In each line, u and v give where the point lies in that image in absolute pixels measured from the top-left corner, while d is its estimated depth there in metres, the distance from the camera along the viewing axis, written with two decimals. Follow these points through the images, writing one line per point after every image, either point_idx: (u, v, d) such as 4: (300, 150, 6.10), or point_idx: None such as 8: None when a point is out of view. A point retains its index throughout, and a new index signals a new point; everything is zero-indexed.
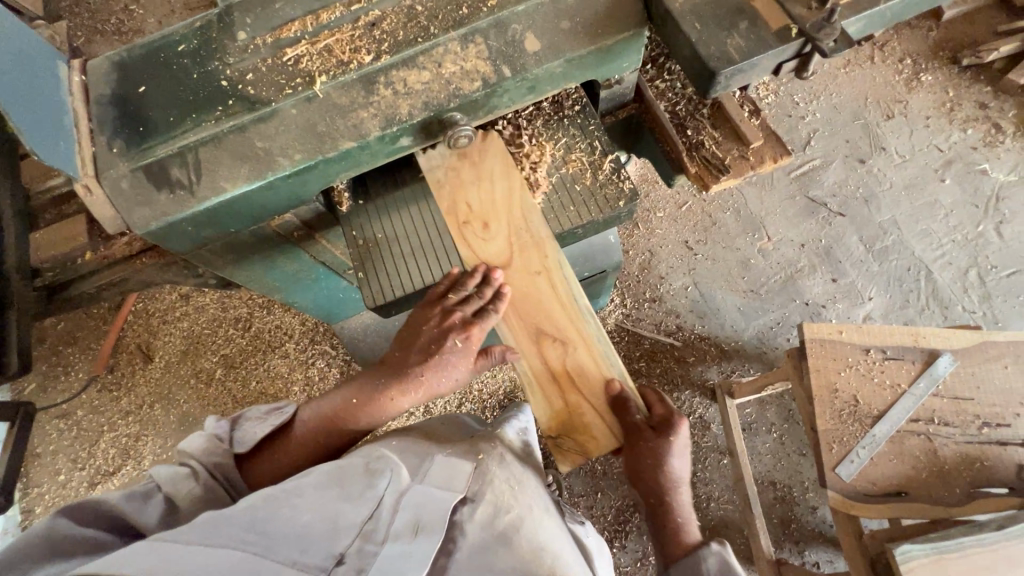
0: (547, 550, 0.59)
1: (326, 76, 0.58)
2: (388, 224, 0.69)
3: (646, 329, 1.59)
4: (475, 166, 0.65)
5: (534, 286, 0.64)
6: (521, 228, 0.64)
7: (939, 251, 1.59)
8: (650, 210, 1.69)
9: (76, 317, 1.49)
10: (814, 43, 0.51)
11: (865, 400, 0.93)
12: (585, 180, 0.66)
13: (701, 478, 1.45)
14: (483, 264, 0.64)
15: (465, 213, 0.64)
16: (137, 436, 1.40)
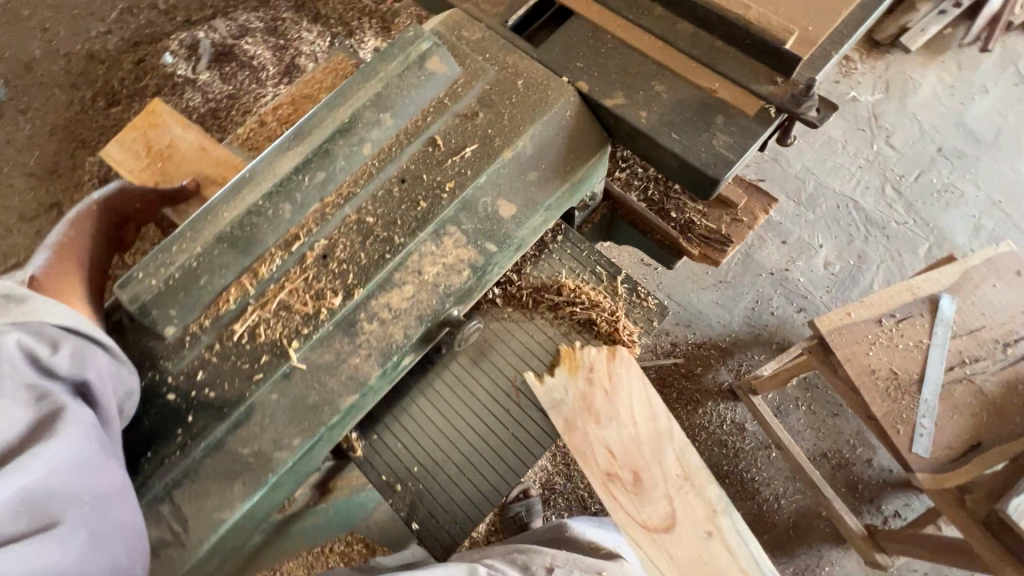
0: None
1: (298, 339, 0.48)
2: (417, 446, 0.58)
3: (646, 358, 1.56)
4: (610, 401, 0.55)
5: (709, 552, 0.53)
6: (675, 475, 0.55)
7: (854, 181, 1.71)
8: None
9: None
10: (795, 116, 0.49)
11: (901, 368, 0.94)
12: (610, 310, 0.59)
13: (761, 481, 1.44)
14: (648, 533, 0.52)
15: (612, 464, 0.54)
16: None
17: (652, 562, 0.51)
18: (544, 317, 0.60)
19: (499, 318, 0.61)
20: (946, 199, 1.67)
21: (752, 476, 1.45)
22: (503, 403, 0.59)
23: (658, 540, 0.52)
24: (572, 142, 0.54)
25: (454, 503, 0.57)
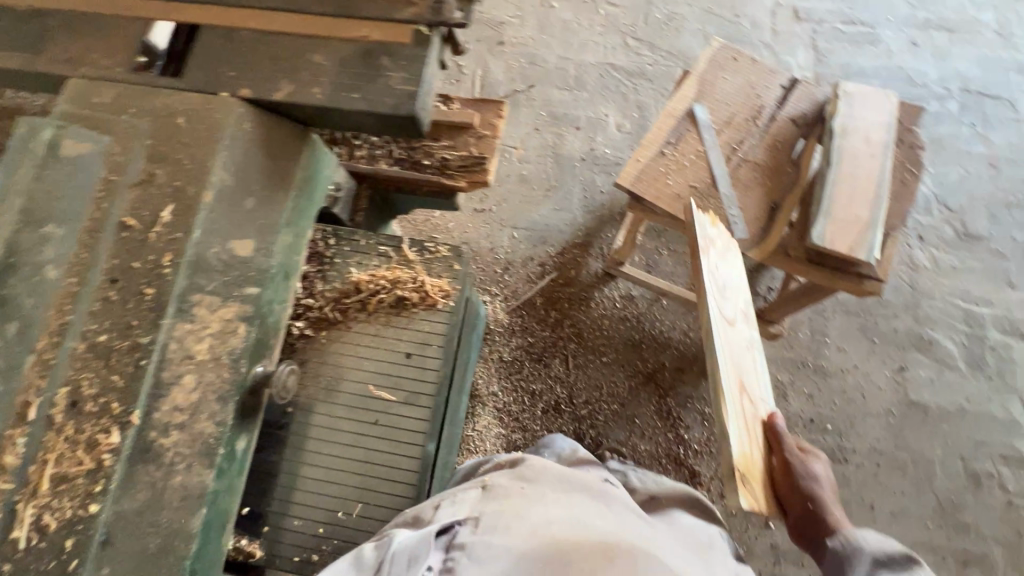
0: (545, 533, 0.65)
1: (132, 431, 0.57)
2: (318, 461, 0.74)
3: (526, 289, 1.64)
4: (718, 238, 0.98)
5: (740, 347, 0.93)
6: (738, 309, 0.97)
7: (602, 47, 1.85)
8: (430, 216, 1.71)
9: None
10: (445, 24, 0.57)
11: (696, 180, 1.06)
12: (401, 276, 0.78)
13: (668, 329, 1.58)
14: (722, 319, 0.90)
15: (717, 273, 0.94)
16: None
17: (720, 335, 0.87)
18: (372, 316, 0.78)
19: (337, 335, 0.77)
20: (676, 26, 1.86)
21: (659, 329, 1.59)
22: (379, 399, 0.76)
23: (727, 328, 0.92)
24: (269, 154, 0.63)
25: (369, 479, 0.74)
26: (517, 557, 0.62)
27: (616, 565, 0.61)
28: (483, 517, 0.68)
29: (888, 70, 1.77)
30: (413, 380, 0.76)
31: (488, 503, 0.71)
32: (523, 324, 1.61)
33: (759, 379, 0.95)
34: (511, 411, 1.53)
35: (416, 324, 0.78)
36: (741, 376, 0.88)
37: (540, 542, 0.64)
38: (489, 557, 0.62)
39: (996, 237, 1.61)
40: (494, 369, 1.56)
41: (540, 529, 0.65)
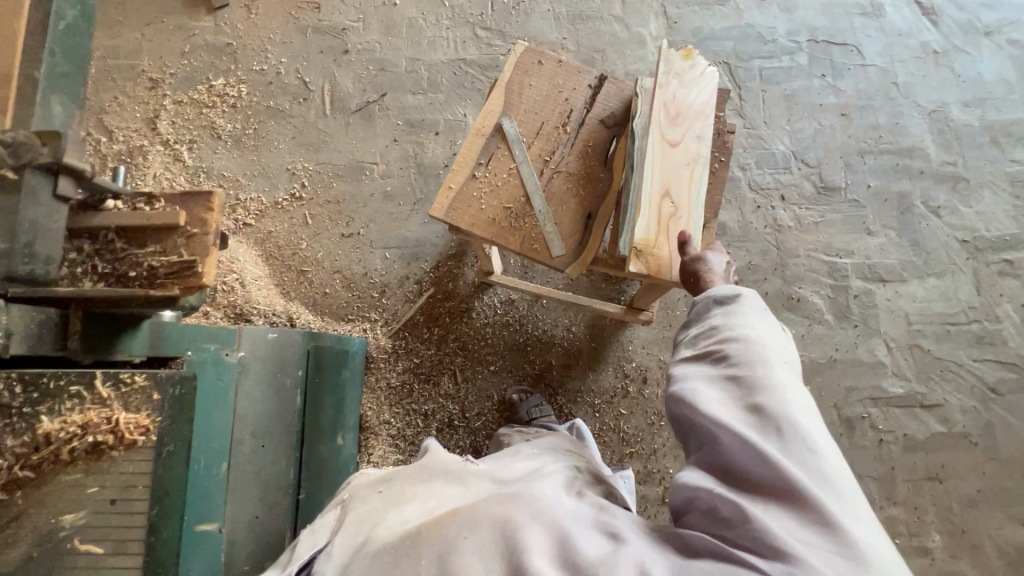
0: (398, 520, 0.70)
1: None
2: None
3: (405, 309, 1.60)
4: (683, 82, 0.99)
5: (681, 168, 0.96)
6: (696, 141, 0.97)
7: (452, 43, 1.77)
8: (295, 249, 1.64)
9: None
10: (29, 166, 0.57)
11: (509, 200, 1.03)
12: (96, 414, 0.64)
13: (551, 327, 1.58)
14: (663, 140, 0.97)
15: (670, 107, 0.98)
16: None
17: (654, 148, 0.96)
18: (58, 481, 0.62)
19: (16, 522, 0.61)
20: (524, 10, 1.78)
21: (543, 328, 1.58)
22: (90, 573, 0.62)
23: (668, 148, 0.97)
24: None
25: None
26: (371, 557, 0.64)
27: (456, 517, 0.64)
28: (337, 539, 0.72)
29: (738, 29, 1.75)
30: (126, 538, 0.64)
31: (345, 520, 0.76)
32: (406, 346, 1.58)
33: (697, 199, 0.96)
34: (406, 435, 1.52)
35: (118, 469, 0.64)
36: (663, 180, 0.95)
37: (397, 532, 0.67)
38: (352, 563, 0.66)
39: (852, 186, 1.65)
40: (383, 397, 1.54)
41: (395, 524, 0.69)
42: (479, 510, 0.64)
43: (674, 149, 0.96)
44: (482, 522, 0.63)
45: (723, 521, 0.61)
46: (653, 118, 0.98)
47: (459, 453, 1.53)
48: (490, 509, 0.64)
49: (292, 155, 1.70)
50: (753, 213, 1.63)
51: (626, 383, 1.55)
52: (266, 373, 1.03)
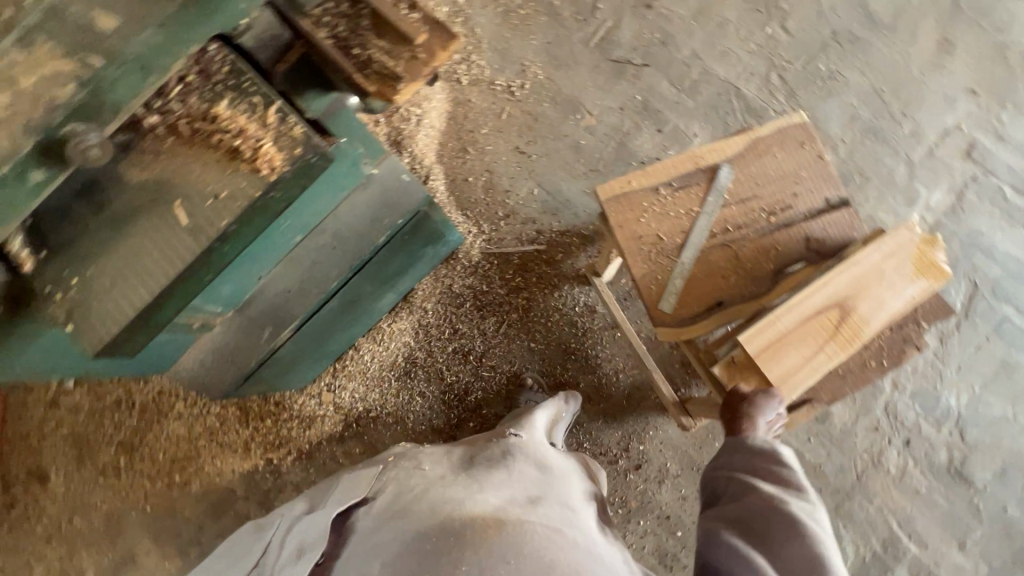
0: (442, 503, 0.73)
1: None
2: (91, 268, 0.62)
3: (511, 245, 1.63)
4: (909, 272, 0.87)
5: (829, 336, 0.86)
6: (863, 329, 0.86)
7: (740, 67, 1.66)
8: (474, 130, 1.69)
9: (23, 440, 1.67)
10: None
11: (666, 234, 0.99)
12: (247, 128, 0.62)
13: (603, 357, 1.55)
14: (838, 299, 0.86)
15: (871, 281, 0.87)
16: (118, 509, 1.64)
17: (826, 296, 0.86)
18: (170, 149, 0.64)
19: (145, 160, 0.63)
20: (828, 88, 1.62)
21: (596, 353, 1.56)
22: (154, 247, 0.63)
23: (835, 308, 0.86)
24: (855, 294, 0.87)
25: (113, 307, 0.62)
26: (410, 538, 0.69)
27: (505, 536, 0.68)
28: (378, 496, 0.79)
29: (1017, 266, 1.48)
30: (183, 247, 0.62)
31: (384, 481, 0.82)
32: (487, 270, 1.62)
33: (814, 373, 0.86)
34: (429, 331, 1.59)
35: (227, 181, 0.62)
36: (803, 330, 0.86)
37: (441, 517, 0.71)
38: (380, 543, 0.71)
39: (986, 494, 1.39)
40: (438, 290, 1.59)
41: (439, 508, 0.72)
42: (522, 536, 0.69)
43: (839, 316, 0.86)
44: (525, 552, 0.67)
45: None
46: (852, 275, 0.87)
47: (454, 381, 1.58)
48: (537, 544, 0.68)
49: (536, 56, 1.72)
50: (867, 431, 1.43)
51: (620, 454, 1.52)
52: (378, 201, 1.11)
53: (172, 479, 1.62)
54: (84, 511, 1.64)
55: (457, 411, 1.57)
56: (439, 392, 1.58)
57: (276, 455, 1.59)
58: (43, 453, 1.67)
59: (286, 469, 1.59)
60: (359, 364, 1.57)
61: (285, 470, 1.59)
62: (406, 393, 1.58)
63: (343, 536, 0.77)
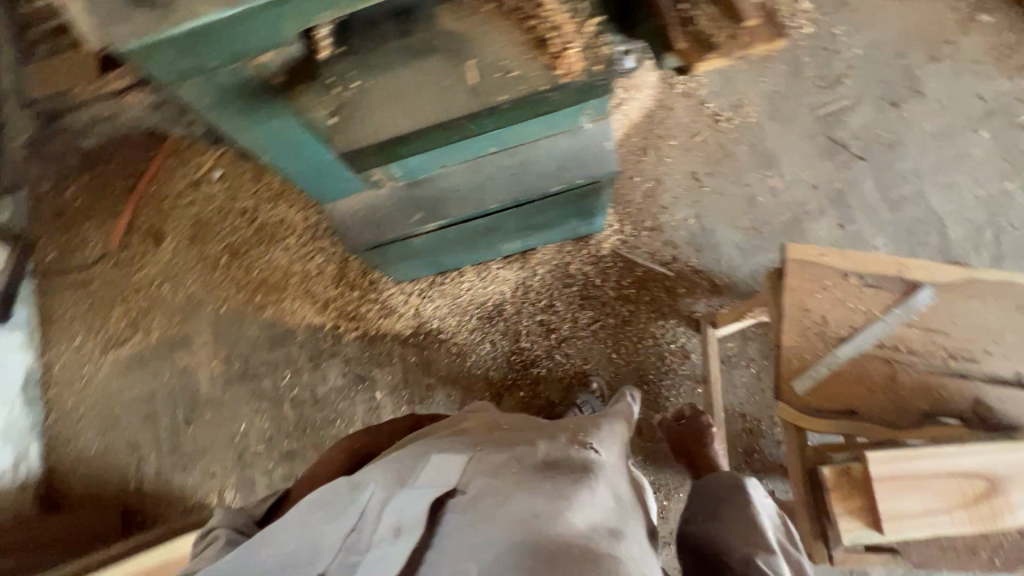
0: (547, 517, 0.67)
1: None
2: (378, 80, 0.71)
3: (641, 257, 1.61)
4: None
5: (965, 501, 0.78)
6: (1003, 513, 0.77)
7: (957, 206, 1.53)
8: (662, 137, 1.67)
9: (161, 201, 1.86)
10: None
11: (833, 321, 0.93)
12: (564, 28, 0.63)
13: (673, 402, 1.51)
14: (988, 468, 0.79)
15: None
16: (198, 298, 1.78)
17: (976, 459, 0.79)
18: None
19: None
20: None
21: (668, 395, 1.52)
22: (430, 90, 0.68)
23: (981, 476, 0.78)
24: (1008, 473, 0.79)
25: (378, 118, 0.69)
26: (517, 549, 0.64)
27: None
28: (472, 485, 0.72)
29: None
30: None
31: (475, 470, 0.73)
32: (609, 267, 1.61)
33: (932, 528, 0.77)
34: (529, 292, 1.61)
35: (521, 66, 0.65)
36: (939, 480, 0.78)
37: (545, 533, 0.66)
38: (479, 545, 0.66)
39: None
40: (554, 261, 1.61)
41: (544, 520, 0.66)
42: None
43: (983, 487, 0.78)
44: None
45: None
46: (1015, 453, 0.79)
47: (527, 347, 1.59)
48: None
49: (757, 99, 1.67)
50: None
51: None
52: (571, 153, 1.12)
53: (251, 298, 1.75)
54: (174, 284, 1.81)
55: (515, 375, 1.59)
56: (509, 349, 1.60)
57: (344, 325, 1.67)
58: (169, 220, 1.84)
59: (346, 341, 1.67)
60: (455, 287, 1.62)
61: (345, 341, 1.67)
62: (480, 334, 1.61)
63: (439, 524, 0.70)
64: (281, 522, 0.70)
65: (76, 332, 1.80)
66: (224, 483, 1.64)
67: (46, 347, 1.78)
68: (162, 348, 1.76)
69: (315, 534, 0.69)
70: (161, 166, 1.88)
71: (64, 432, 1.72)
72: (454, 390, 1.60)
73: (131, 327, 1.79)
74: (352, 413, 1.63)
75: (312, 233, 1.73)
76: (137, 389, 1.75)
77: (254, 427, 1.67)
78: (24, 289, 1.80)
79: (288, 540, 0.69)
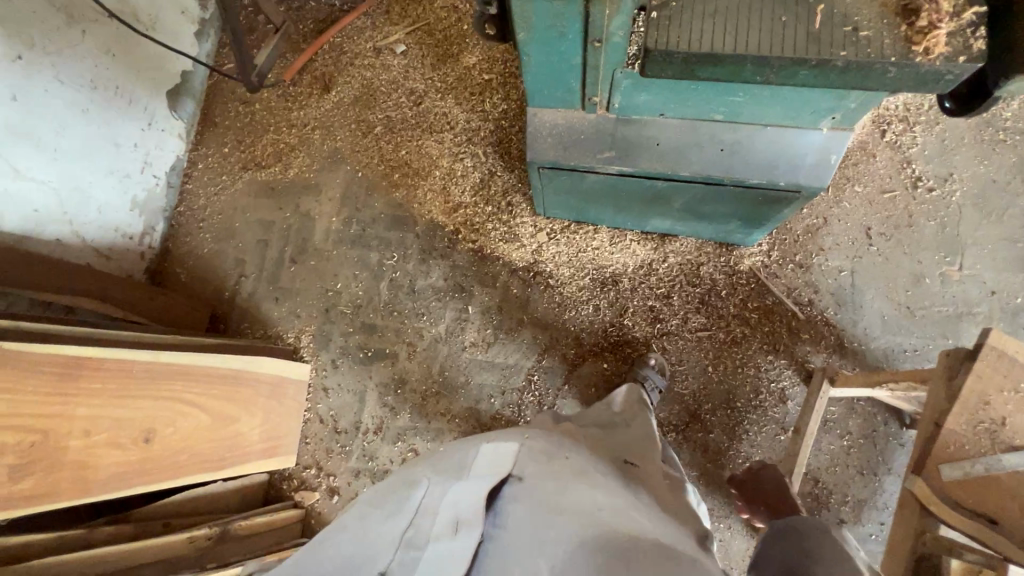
0: (601, 514, 0.63)
1: None
2: None
3: (777, 288, 1.53)
4: None
5: None
6: None
7: None
8: (850, 180, 1.57)
9: (340, 53, 1.91)
10: None
11: (1012, 427, 0.87)
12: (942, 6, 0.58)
13: (749, 438, 1.46)
14: None
15: None
16: (342, 156, 1.85)
17: None
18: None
19: None
20: None
21: (747, 428, 1.47)
22: (770, 17, 0.61)
23: None
24: None
25: (701, 27, 0.63)
26: (581, 542, 0.58)
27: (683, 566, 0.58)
28: (523, 478, 0.68)
29: None
30: (788, 40, 0.61)
31: (528, 464, 0.70)
32: (740, 284, 1.55)
33: None
34: (651, 276, 1.57)
35: (875, 30, 0.59)
36: None
37: (604, 526, 0.61)
38: (544, 540, 0.60)
39: None
40: (688, 256, 1.57)
41: (599, 516, 0.62)
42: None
43: None
44: None
45: None
46: None
47: (627, 326, 1.57)
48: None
49: (969, 179, 1.52)
50: None
51: None
52: (791, 152, 1.06)
53: (389, 174, 1.79)
54: (325, 134, 1.87)
55: (605, 346, 1.57)
56: (609, 320, 1.58)
57: (464, 234, 1.69)
58: (342, 73, 1.90)
59: (459, 249, 1.70)
60: (583, 241, 1.61)
61: (458, 249, 1.70)
62: (587, 295, 1.60)
63: (495, 516, 0.65)
64: (344, 529, 0.70)
65: (227, 141, 1.90)
66: (304, 328, 1.73)
67: (198, 144, 1.90)
68: (294, 187, 1.85)
69: (371, 537, 0.66)
70: (354, 22, 1.92)
71: (187, 224, 1.85)
72: (541, 335, 1.61)
73: (275, 156, 1.88)
74: (440, 315, 1.67)
75: (467, 137, 1.75)
76: (260, 213, 1.84)
77: (348, 290, 1.74)
78: (198, 86, 1.91)
79: (348, 543, 0.67)
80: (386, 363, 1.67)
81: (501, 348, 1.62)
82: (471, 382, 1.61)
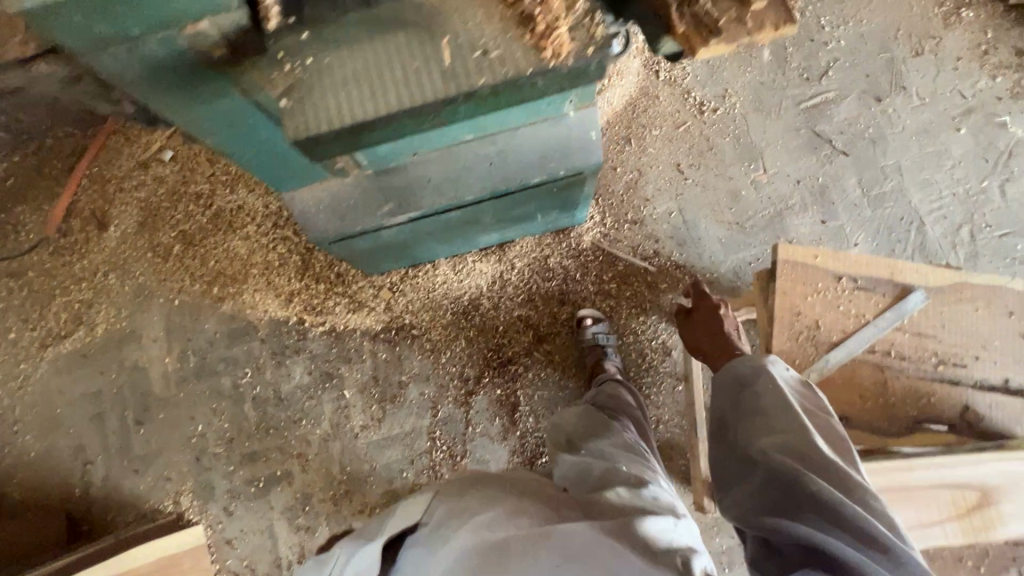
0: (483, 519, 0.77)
1: None
2: (334, 54, 0.58)
3: (622, 251, 1.55)
4: None
5: (956, 511, 0.86)
6: (984, 525, 0.86)
7: (937, 204, 1.52)
8: (646, 126, 1.61)
9: (103, 183, 1.70)
10: None
11: (826, 326, 0.90)
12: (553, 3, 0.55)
13: (652, 401, 1.47)
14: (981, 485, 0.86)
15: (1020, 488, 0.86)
16: (147, 290, 1.65)
17: (976, 476, 0.85)
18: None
19: None
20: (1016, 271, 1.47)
21: (647, 393, 1.48)
22: (400, 65, 0.57)
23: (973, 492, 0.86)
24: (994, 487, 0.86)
25: (332, 104, 0.56)
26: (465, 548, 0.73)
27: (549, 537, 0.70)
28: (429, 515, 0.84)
29: None
30: (425, 82, 0.56)
31: (440, 503, 0.85)
32: (589, 261, 1.55)
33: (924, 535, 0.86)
34: (507, 287, 1.54)
35: (505, 40, 0.56)
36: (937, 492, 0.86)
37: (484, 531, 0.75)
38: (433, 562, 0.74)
39: None
40: (532, 254, 1.55)
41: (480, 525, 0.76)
42: (566, 539, 0.70)
43: (974, 501, 0.86)
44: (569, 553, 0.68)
45: (824, 525, 0.69)
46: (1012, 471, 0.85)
47: (502, 343, 1.53)
48: (581, 543, 0.69)
49: (742, 89, 1.62)
50: None
51: None
52: (556, 142, 1.04)
53: (208, 290, 1.62)
54: (122, 273, 1.66)
55: (491, 373, 1.51)
56: (485, 345, 1.53)
57: (310, 320, 1.57)
58: (115, 204, 1.68)
59: (310, 337, 1.57)
60: (428, 281, 1.54)
61: (309, 337, 1.57)
62: (455, 330, 1.54)
63: (400, 561, 0.80)
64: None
65: (10, 325, 1.64)
66: (178, 488, 1.53)
67: None
68: (107, 342, 1.62)
69: None
70: (105, 144, 1.71)
71: None
72: (427, 388, 1.52)
73: (74, 320, 1.64)
74: (319, 412, 1.54)
75: (273, 221, 1.61)
76: (81, 388, 1.60)
77: (212, 428, 1.56)
78: None
79: None
80: (283, 485, 1.52)
81: (393, 418, 1.52)
82: (378, 465, 1.51)
